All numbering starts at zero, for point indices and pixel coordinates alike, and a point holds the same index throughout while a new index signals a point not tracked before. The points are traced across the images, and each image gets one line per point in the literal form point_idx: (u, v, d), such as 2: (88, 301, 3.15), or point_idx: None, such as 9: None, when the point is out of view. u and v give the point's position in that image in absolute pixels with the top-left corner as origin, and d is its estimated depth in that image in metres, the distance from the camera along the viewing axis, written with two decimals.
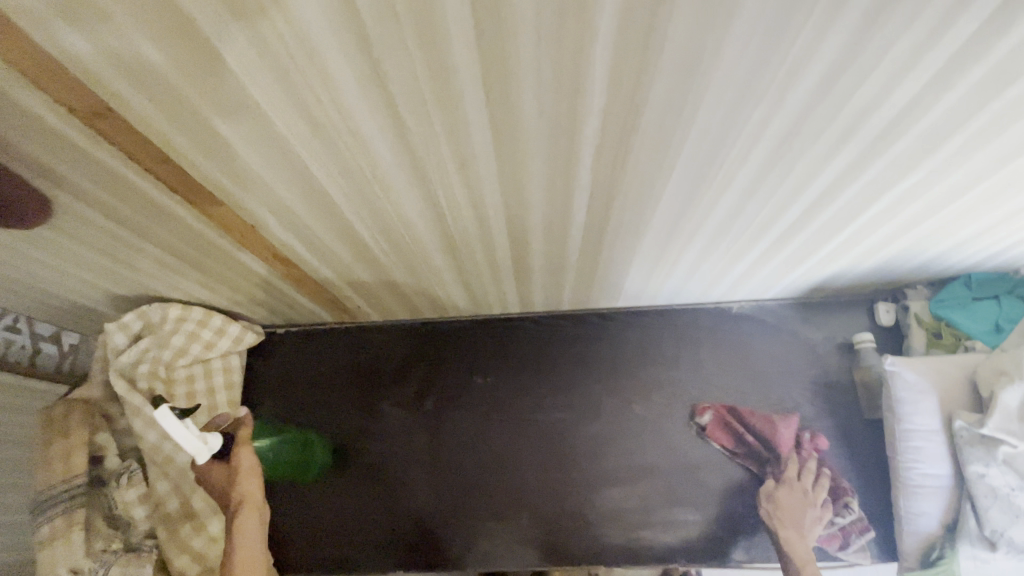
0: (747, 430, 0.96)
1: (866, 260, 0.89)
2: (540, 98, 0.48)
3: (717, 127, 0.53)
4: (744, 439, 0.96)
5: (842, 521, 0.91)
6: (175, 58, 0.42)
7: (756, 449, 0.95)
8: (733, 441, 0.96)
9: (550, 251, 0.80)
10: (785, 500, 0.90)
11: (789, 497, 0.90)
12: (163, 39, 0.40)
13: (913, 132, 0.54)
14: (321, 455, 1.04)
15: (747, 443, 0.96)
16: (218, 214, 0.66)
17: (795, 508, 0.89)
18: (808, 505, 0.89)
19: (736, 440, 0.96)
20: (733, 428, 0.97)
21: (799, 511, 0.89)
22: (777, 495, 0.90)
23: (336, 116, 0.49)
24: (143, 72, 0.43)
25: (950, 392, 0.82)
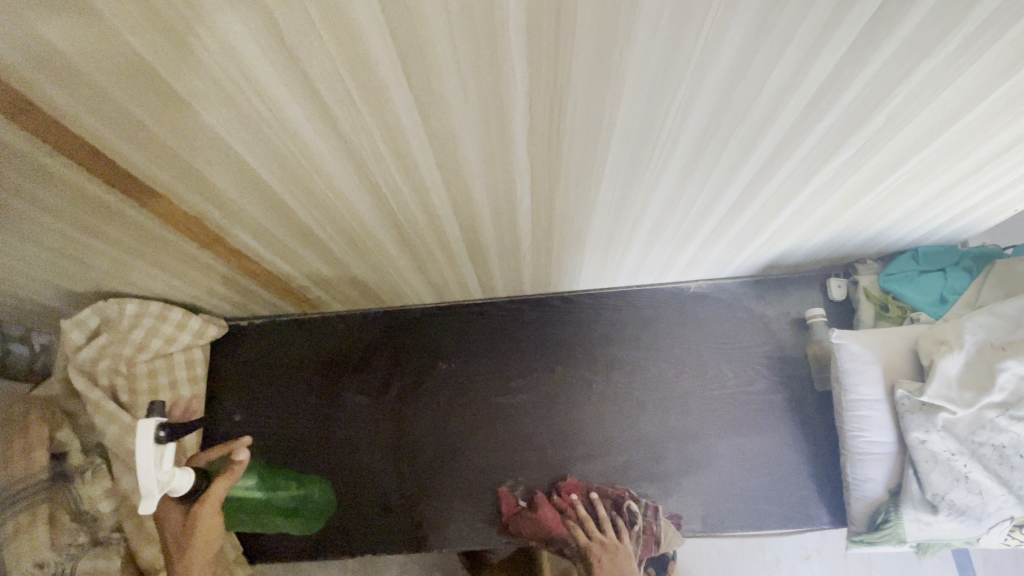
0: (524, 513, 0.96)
1: (814, 236, 0.91)
2: (463, 85, 0.48)
3: (644, 108, 0.54)
4: (526, 528, 0.96)
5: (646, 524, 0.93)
6: (89, 53, 0.42)
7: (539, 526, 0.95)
8: (522, 531, 0.96)
9: (501, 236, 0.81)
10: (608, 565, 0.89)
11: (605, 563, 0.89)
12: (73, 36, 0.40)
13: (838, 106, 0.56)
14: (320, 493, 1.02)
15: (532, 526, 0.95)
16: (160, 207, 0.66)
17: (614, 566, 0.89)
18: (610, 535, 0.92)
19: (525, 526, 0.96)
20: (516, 517, 0.97)
21: (626, 570, 0.88)
22: (600, 562, 0.89)
23: (262, 107, 0.49)
24: (57, 67, 0.43)
25: (894, 362, 0.85)
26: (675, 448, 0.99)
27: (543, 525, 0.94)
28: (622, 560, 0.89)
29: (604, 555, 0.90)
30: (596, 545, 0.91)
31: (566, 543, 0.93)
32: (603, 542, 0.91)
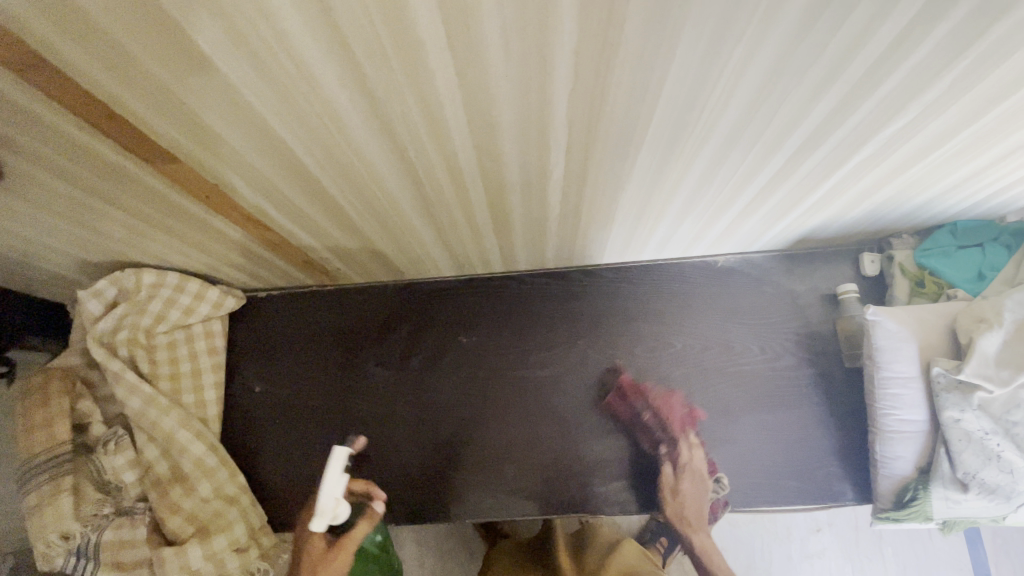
0: (653, 399, 0.99)
1: (852, 209, 0.87)
2: (505, 40, 0.45)
3: (696, 70, 0.50)
4: (647, 406, 0.99)
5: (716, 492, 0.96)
6: (104, 4, 0.38)
7: (657, 416, 0.99)
8: (634, 408, 1.00)
9: (529, 206, 0.78)
10: (693, 488, 0.94)
11: (689, 483, 0.95)
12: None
13: (900, 72, 0.52)
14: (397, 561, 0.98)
15: (651, 412, 0.99)
16: (179, 173, 0.64)
17: (694, 492, 0.95)
18: (698, 478, 0.95)
19: (643, 404, 0.99)
20: (643, 393, 1.00)
21: (701, 500, 0.94)
22: (683, 482, 0.95)
23: (290, 65, 0.46)
24: (69, 19, 0.40)
25: (930, 340, 0.83)
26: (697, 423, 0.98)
27: (663, 415, 0.98)
28: (701, 493, 0.95)
29: (693, 480, 0.95)
30: (689, 465, 0.96)
31: (664, 441, 0.98)
32: (695, 468, 0.95)
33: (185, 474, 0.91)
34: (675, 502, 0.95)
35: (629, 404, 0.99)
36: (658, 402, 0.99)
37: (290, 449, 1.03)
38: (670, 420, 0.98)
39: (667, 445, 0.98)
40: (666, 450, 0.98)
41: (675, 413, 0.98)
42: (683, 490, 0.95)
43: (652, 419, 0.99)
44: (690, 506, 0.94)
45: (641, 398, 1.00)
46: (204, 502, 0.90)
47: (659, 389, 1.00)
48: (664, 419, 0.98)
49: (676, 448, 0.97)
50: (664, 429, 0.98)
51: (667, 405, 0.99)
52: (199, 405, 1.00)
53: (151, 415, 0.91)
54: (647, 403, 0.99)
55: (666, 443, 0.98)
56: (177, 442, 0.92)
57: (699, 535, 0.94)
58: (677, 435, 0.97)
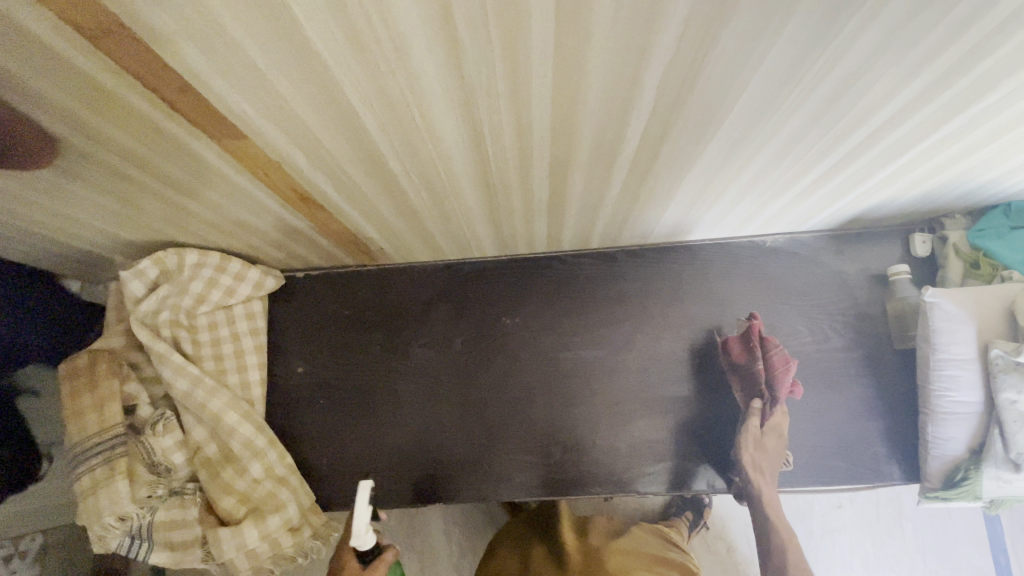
0: (772, 354, 0.92)
1: (912, 190, 0.86)
2: (615, 11, 0.42)
3: (804, 40, 0.47)
4: (766, 355, 0.92)
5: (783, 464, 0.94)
6: None
7: (771, 371, 0.91)
8: (750, 357, 0.93)
9: (590, 184, 0.77)
10: (775, 447, 0.90)
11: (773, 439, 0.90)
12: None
13: (1012, 44, 0.50)
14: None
15: (765, 367, 0.91)
16: (241, 150, 0.62)
17: (771, 448, 0.90)
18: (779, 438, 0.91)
19: (764, 354, 0.92)
20: (767, 343, 0.92)
21: (777, 459, 0.90)
22: (767, 439, 0.91)
23: (382, 34, 0.43)
24: None
25: (988, 321, 0.83)
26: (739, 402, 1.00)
27: (780, 370, 0.90)
28: (777, 453, 0.91)
29: (776, 440, 0.90)
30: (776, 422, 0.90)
31: (762, 397, 0.91)
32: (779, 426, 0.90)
33: (234, 454, 0.91)
34: (756, 452, 0.90)
35: (750, 350, 0.93)
36: (776, 357, 0.91)
37: (336, 429, 1.03)
38: (777, 382, 0.90)
39: (764, 401, 0.91)
40: (761, 405, 0.91)
41: (786, 376, 0.90)
42: (764, 445, 0.90)
43: (761, 374, 0.91)
44: (767, 459, 0.90)
45: (762, 349, 0.92)
46: (255, 483, 0.91)
47: (780, 350, 0.91)
48: (773, 381, 0.90)
49: (771, 408, 0.90)
50: (767, 386, 0.91)
51: (781, 367, 0.90)
52: (243, 386, 0.99)
53: (198, 397, 0.90)
54: (763, 354, 0.92)
55: (765, 400, 0.91)
56: (224, 425, 0.91)
57: (765, 488, 0.88)
58: (778, 397, 0.90)
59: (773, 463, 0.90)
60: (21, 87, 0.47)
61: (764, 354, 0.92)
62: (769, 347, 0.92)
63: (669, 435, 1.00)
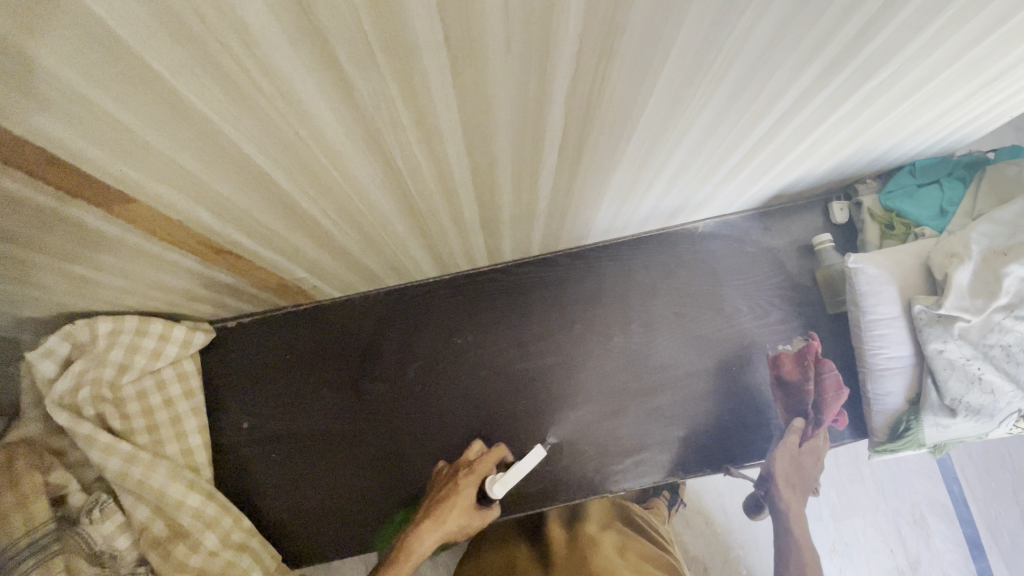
0: (826, 376, 0.94)
1: (825, 162, 0.90)
2: (508, 35, 0.41)
3: (700, 44, 0.48)
4: (819, 377, 0.95)
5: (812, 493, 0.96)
6: (60, 49, 0.33)
7: (818, 397, 0.94)
8: (804, 375, 0.95)
9: (518, 196, 0.76)
10: (812, 469, 0.93)
11: (808, 460, 0.94)
12: (16, 9, 0.29)
13: (892, 24, 0.52)
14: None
15: (816, 388, 0.94)
16: (135, 214, 0.57)
17: (807, 467, 0.94)
18: (816, 464, 0.94)
19: (819, 374, 0.95)
20: (822, 365, 0.95)
21: (808, 481, 0.93)
22: (805, 459, 0.94)
23: (264, 82, 0.40)
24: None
25: (908, 280, 0.89)
26: (737, 385, 1.02)
27: (829, 400, 0.93)
28: (811, 475, 0.94)
29: (813, 461, 0.94)
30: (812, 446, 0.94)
31: (807, 418, 0.95)
32: (813, 450, 0.94)
33: (186, 529, 0.86)
34: (790, 468, 0.93)
35: (804, 368, 0.95)
36: (829, 380, 0.93)
37: (294, 480, 0.98)
38: (826, 406, 0.94)
39: (807, 422, 0.94)
40: (803, 424, 0.94)
41: (836, 402, 0.93)
42: (800, 463, 0.94)
43: (811, 393, 0.94)
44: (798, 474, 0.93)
45: (817, 369, 0.95)
46: (212, 556, 0.86)
47: (835, 376, 0.94)
48: (824, 407, 0.94)
49: (812, 429, 0.94)
50: (814, 408, 0.95)
51: (833, 391, 0.93)
52: (185, 454, 0.93)
53: (136, 474, 0.84)
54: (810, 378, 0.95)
55: (808, 420, 0.94)
56: (169, 498, 0.86)
57: (792, 502, 0.91)
58: (823, 420, 0.94)
59: (803, 482, 0.94)
60: None
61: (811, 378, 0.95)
62: (823, 374, 0.94)
63: (637, 430, 1.01)
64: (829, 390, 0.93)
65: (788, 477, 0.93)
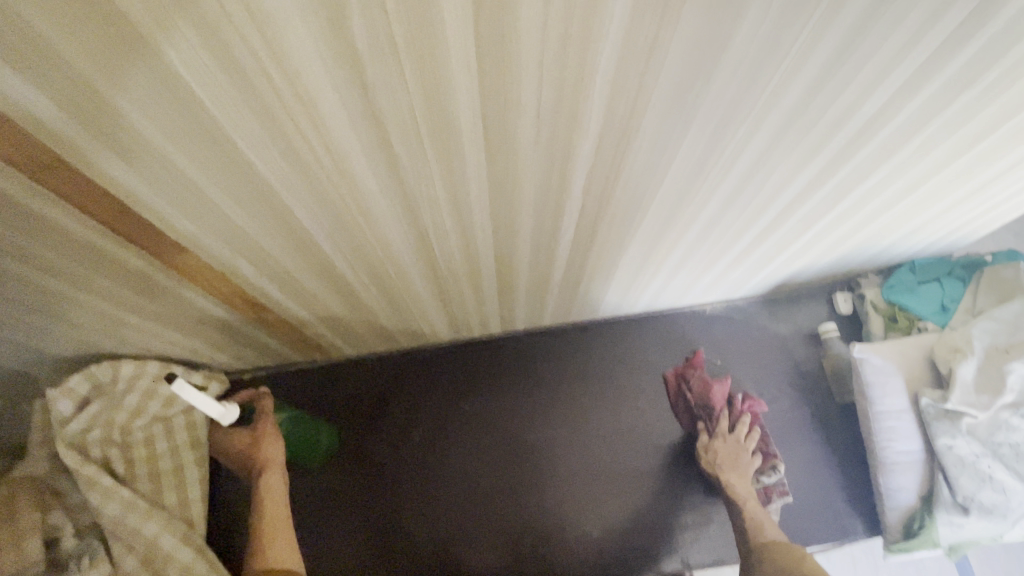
0: (694, 381, 1.02)
1: (826, 256, 0.95)
2: (537, 128, 0.48)
3: (704, 143, 0.55)
4: (690, 384, 1.03)
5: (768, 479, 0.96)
6: (145, 106, 0.38)
7: (693, 393, 1.02)
8: (679, 389, 1.03)
9: (535, 269, 0.80)
10: (729, 448, 0.95)
11: (729, 453, 0.95)
12: (113, 72, 0.35)
13: (880, 135, 0.59)
14: None
15: (693, 393, 1.02)
16: (182, 263, 0.62)
17: (728, 452, 0.95)
18: (743, 450, 0.94)
19: (688, 382, 1.03)
20: (688, 373, 1.04)
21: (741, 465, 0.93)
22: (720, 445, 0.95)
23: (324, 154, 0.46)
24: (94, 115, 0.39)
25: (914, 373, 0.91)
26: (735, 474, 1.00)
27: (699, 390, 1.01)
28: (743, 460, 0.94)
29: (730, 442, 0.95)
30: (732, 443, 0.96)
31: (704, 417, 0.99)
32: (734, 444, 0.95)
33: None
34: (712, 455, 0.95)
35: (677, 385, 1.04)
36: (695, 381, 1.02)
37: None
38: (708, 401, 1.00)
39: (706, 420, 0.99)
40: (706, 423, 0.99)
41: (713, 392, 1.00)
42: (717, 450, 0.95)
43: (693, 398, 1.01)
44: (722, 454, 0.94)
45: (685, 379, 1.03)
46: None
47: (699, 375, 1.03)
48: (705, 397, 1.00)
49: (714, 420, 0.98)
50: (704, 408, 1.00)
51: (705, 388, 1.01)
52: (182, 506, 0.90)
53: (130, 521, 0.82)
54: (691, 388, 1.02)
55: (706, 418, 0.99)
56: (160, 550, 0.83)
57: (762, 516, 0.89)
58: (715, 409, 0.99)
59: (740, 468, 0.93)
60: None
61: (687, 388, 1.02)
62: (694, 377, 1.02)
63: (641, 513, 0.98)
64: (700, 387, 1.01)
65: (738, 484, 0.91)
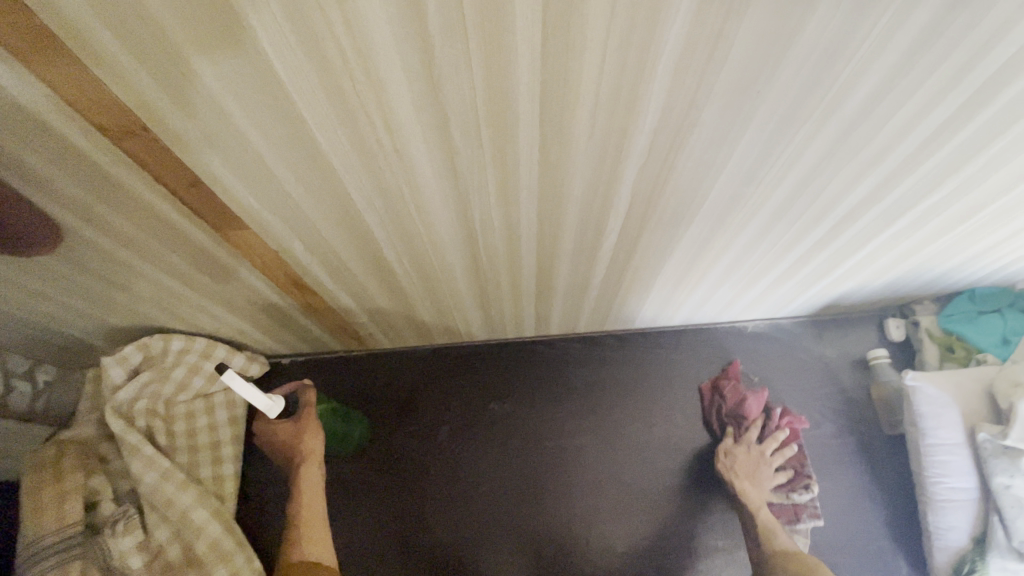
0: (728, 392, 1.00)
1: (880, 278, 0.91)
2: (593, 120, 0.47)
3: (761, 147, 0.53)
4: (723, 394, 1.00)
5: (797, 496, 0.94)
6: (227, 75, 0.40)
7: (726, 402, 0.99)
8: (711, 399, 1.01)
9: (577, 271, 0.80)
10: (750, 461, 0.94)
11: (750, 466, 0.95)
12: (202, 40, 0.37)
13: (947, 148, 0.56)
14: None
15: (725, 403, 0.99)
16: (240, 239, 0.64)
17: (754, 467, 0.94)
18: (767, 466, 0.94)
19: (722, 392, 1.00)
20: (723, 383, 1.01)
21: (763, 478, 0.94)
22: (740, 457, 0.95)
23: (384, 136, 0.48)
24: (180, 83, 0.41)
25: (971, 405, 0.86)
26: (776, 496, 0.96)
27: (732, 400, 0.99)
28: (766, 475, 0.94)
29: (754, 455, 0.95)
30: (756, 455, 0.95)
31: (734, 428, 0.98)
32: (760, 456, 0.95)
33: (199, 559, 0.82)
34: (733, 465, 0.94)
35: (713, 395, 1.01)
36: (728, 392, 1.00)
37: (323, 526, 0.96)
38: (738, 412, 0.98)
39: (733, 431, 0.97)
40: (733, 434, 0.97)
41: (748, 405, 0.98)
42: (741, 464, 0.95)
43: (722, 408, 0.99)
44: (746, 467, 0.94)
45: (720, 389, 1.01)
46: None
47: (733, 385, 1.00)
48: (738, 410, 0.98)
49: (742, 432, 0.97)
50: (733, 419, 0.98)
51: (739, 398, 0.99)
52: (216, 480, 0.93)
53: (167, 491, 0.84)
54: (724, 399, 1.00)
55: (734, 429, 0.98)
56: (191, 523, 0.84)
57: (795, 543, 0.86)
58: (745, 422, 0.97)
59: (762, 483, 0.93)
60: (53, 189, 0.50)
61: (720, 399, 1.00)
62: (727, 388, 1.00)
63: (670, 531, 0.95)
64: (732, 398, 0.99)
65: (754, 497, 0.92)
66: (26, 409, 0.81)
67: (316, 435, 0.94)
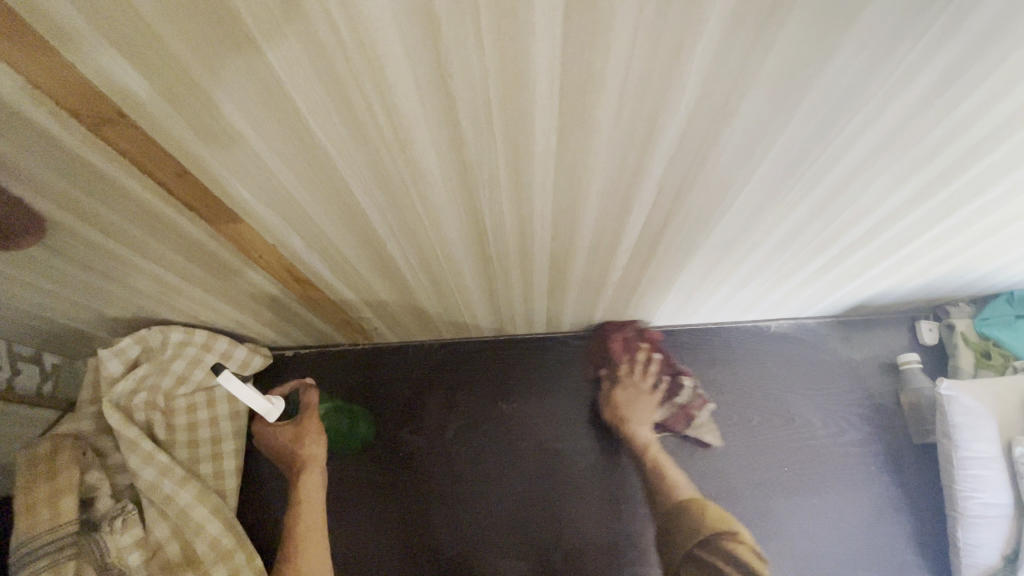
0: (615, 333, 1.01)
1: (916, 279, 0.85)
2: (619, 107, 0.42)
3: (805, 139, 0.48)
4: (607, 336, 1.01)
5: (682, 401, 0.98)
6: (206, 54, 0.35)
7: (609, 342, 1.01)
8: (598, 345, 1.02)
9: (592, 267, 0.76)
10: (627, 398, 0.99)
11: (626, 400, 0.99)
12: (176, 13, 0.32)
13: (1013, 143, 0.50)
14: None
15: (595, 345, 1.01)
16: (235, 231, 0.60)
17: (627, 400, 0.99)
18: (643, 393, 0.99)
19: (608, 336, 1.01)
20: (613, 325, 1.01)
21: (639, 410, 0.98)
22: (622, 396, 0.99)
23: (385, 122, 0.43)
24: (155, 62, 0.36)
25: (1008, 417, 0.81)
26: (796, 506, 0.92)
27: (617, 340, 1.00)
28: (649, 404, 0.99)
29: (618, 394, 0.99)
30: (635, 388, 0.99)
31: (607, 368, 1.00)
32: (638, 388, 0.99)
33: (199, 558, 0.81)
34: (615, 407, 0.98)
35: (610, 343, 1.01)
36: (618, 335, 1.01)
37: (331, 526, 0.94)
38: (617, 353, 1.00)
39: (608, 372, 1.00)
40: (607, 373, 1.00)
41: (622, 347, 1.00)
42: (625, 402, 0.99)
43: (595, 349, 1.01)
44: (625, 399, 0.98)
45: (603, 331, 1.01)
46: None
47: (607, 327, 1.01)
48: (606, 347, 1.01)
49: (614, 371, 1.00)
50: (610, 359, 1.01)
51: (613, 338, 1.00)
52: (216, 476, 0.91)
53: (166, 488, 0.82)
54: (604, 341, 1.01)
55: (608, 370, 1.00)
56: (190, 520, 0.82)
57: None
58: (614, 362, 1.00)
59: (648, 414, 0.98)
60: (29, 178, 0.46)
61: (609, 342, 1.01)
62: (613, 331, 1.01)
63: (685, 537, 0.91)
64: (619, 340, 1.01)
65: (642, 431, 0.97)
66: (35, 393, 0.84)
67: (319, 442, 0.98)
